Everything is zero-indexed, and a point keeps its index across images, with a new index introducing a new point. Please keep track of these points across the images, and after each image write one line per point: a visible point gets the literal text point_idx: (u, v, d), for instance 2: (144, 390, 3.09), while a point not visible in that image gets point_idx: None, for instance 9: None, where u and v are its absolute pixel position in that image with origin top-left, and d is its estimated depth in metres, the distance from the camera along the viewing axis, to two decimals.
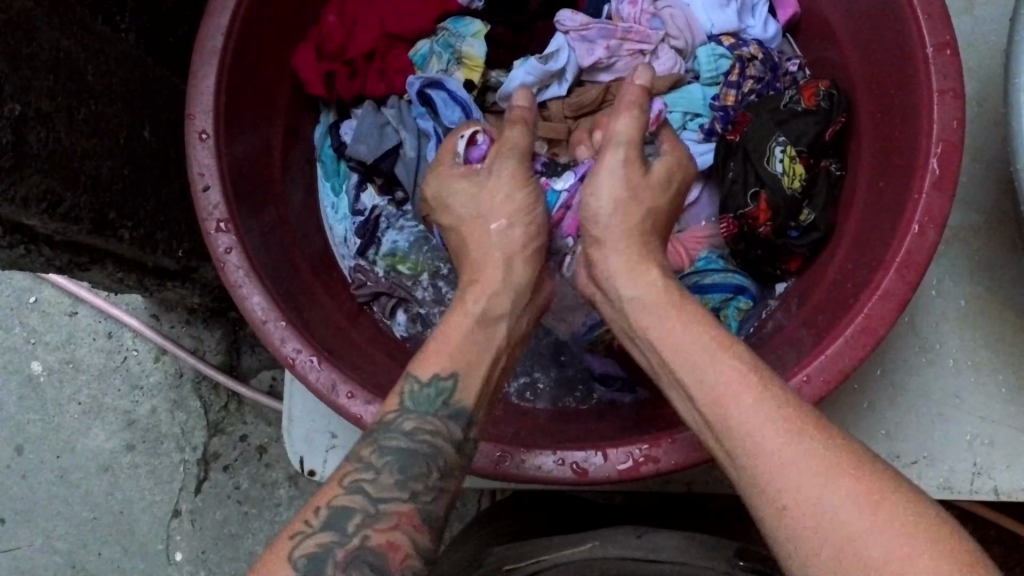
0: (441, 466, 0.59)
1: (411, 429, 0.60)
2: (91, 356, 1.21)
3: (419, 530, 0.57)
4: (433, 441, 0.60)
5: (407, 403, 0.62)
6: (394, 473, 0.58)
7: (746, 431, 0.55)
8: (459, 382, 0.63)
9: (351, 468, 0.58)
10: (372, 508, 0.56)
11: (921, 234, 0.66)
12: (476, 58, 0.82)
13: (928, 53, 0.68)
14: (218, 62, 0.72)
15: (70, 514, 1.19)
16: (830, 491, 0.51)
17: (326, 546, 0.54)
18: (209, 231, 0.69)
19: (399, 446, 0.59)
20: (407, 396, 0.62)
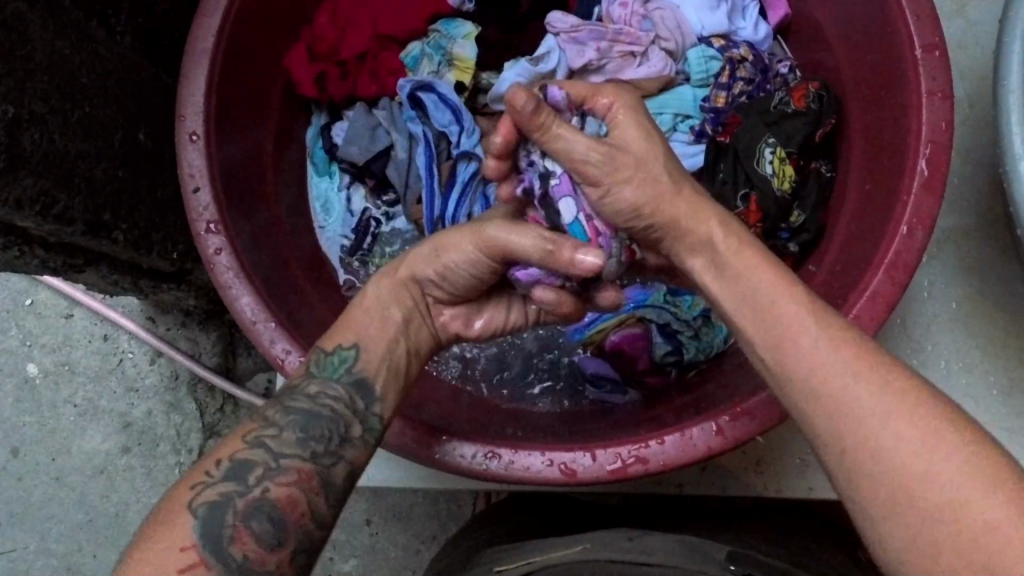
0: (341, 432, 0.60)
1: (314, 394, 0.61)
2: (87, 359, 1.21)
3: (315, 493, 0.57)
4: (335, 408, 0.61)
5: (312, 370, 0.63)
6: (296, 433, 0.59)
7: (808, 373, 0.54)
8: (360, 352, 0.63)
9: (254, 426, 0.59)
10: (239, 464, 0.56)
11: (909, 235, 0.66)
12: (467, 59, 0.83)
13: (916, 55, 0.68)
14: (208, 63, 0.72)
15: (65, 516, 1.19)
16: (888, 437, 0.51)
17: (226, 495, 0.55)
18: (199, 232, 0.70)
19: (303, 407, 0.60)
20: (312, 363, 0.63)
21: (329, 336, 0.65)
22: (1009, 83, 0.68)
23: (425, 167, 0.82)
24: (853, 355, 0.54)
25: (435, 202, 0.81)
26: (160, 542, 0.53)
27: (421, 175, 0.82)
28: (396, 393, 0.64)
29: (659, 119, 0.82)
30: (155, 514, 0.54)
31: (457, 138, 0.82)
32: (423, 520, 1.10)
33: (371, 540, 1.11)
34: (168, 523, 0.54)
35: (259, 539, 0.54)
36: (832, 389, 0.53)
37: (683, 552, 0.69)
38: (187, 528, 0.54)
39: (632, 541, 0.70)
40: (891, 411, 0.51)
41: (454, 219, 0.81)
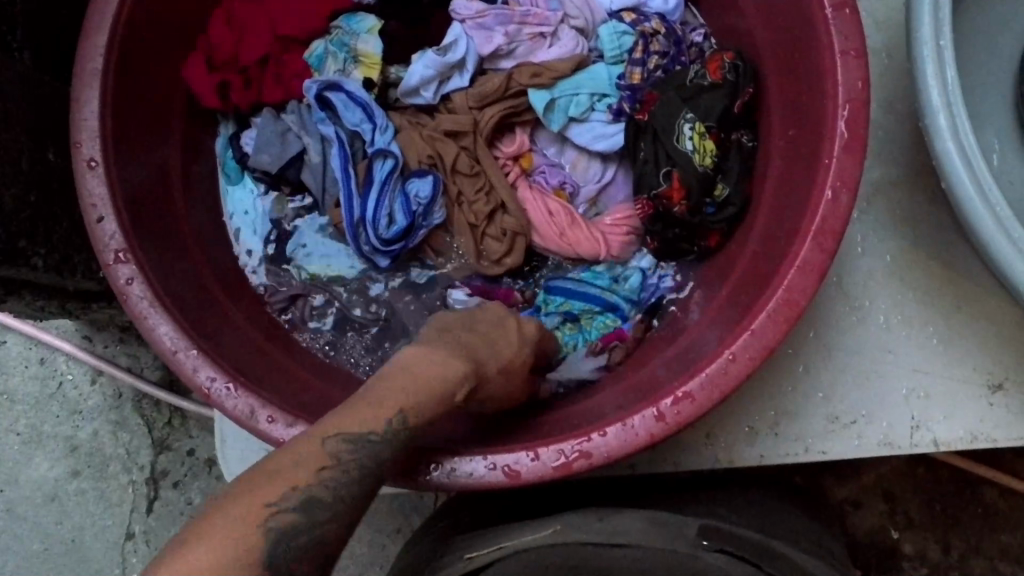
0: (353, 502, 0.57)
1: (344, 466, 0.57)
2: (26, 385, 1.17)
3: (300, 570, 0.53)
4: (368, 481, 0.58)
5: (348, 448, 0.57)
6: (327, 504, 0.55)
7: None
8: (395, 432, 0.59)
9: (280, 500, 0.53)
10: (346, 481, 0.56)
11: (834, 200, 0.65)
12: (372, 55, 0.80)
13: (827, 15, 0.66)
14: (100, 84, 0.68)
15: (20, 548, 1.16)
16: None
17: (298, 526, 0.53)
18: (108, 263, 0.67)
19: (355, 464, 0.57)
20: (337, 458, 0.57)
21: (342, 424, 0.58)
22: (922, 35, 0.67)
23: (341, 168, 0.79)
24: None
25: (354, 204, 0.79)
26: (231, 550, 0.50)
27: (338, 177, 0.80)
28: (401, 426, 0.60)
29: (576, 100, 0.80)
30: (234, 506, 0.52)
31: (371, 136, 0.80)
32: (385, 516, 1.08)
33: None
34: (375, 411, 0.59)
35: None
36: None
37: (652, 530, 0.71)
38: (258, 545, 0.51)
39: (602, 520, 0.71)
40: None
41: (374, 220, 0.78)
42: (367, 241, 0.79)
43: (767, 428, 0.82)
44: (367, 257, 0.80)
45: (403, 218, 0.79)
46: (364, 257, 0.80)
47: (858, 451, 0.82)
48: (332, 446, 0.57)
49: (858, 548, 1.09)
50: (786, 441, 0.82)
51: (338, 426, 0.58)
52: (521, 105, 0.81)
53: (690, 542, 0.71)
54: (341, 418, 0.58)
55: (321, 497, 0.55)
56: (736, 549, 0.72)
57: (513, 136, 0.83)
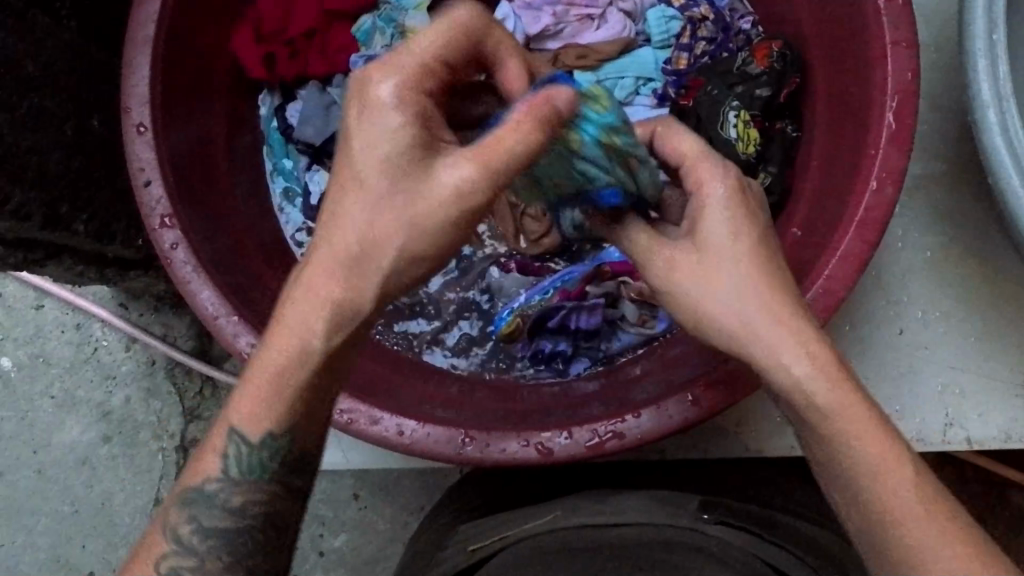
0: (279, 523, 0.59)
1: (235, 504, 0.58)
2: (60, 349, 1.18)
3: None
4: (260, 518, 0.59)
5: (230, 469, 0.57)
6: (219, 558, 0.58)
7: (847, 450, 0.54)
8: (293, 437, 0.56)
9: (165, 552, 0.58)
10: (218, 544, 0.58)
11: (879, 191, 0.64)
12: (420, 30, 0.82)
13: (878, 5, 0.66)
14: (151, 50, 0.69)
15: (50, 509, 1.18)
16: (859, 457, 0.53)
17: None
18: (153, 227, 0.67)
19: (223, 527, 0.58)
20: (230, 460, 0.57)
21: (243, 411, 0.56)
22: (975, 28, 0.67)
23: None
24: (761, 289, 0.57)
25: None
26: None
27: None
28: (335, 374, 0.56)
29: (621, 83, 0.80)
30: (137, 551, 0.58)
31: None
32: (411, 493, 1.09)
33: (359, 514, 1.10)
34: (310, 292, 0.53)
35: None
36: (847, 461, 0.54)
37: (653, 509, 0.68)
38: None
39: (603, 504, 0.69)
40: (870, 435, 0.54)
41: None
42: None
43: None
44: None
45: None
46: None
47: None
48: (246, 433, 0.56)
49: None
50: None
51: (267, 385, 0.55)
52: None
53: (690, 518, 0.67)
54: (270, 358, 0.54)
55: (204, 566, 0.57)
56: (738, 522, 0.67)
57: None
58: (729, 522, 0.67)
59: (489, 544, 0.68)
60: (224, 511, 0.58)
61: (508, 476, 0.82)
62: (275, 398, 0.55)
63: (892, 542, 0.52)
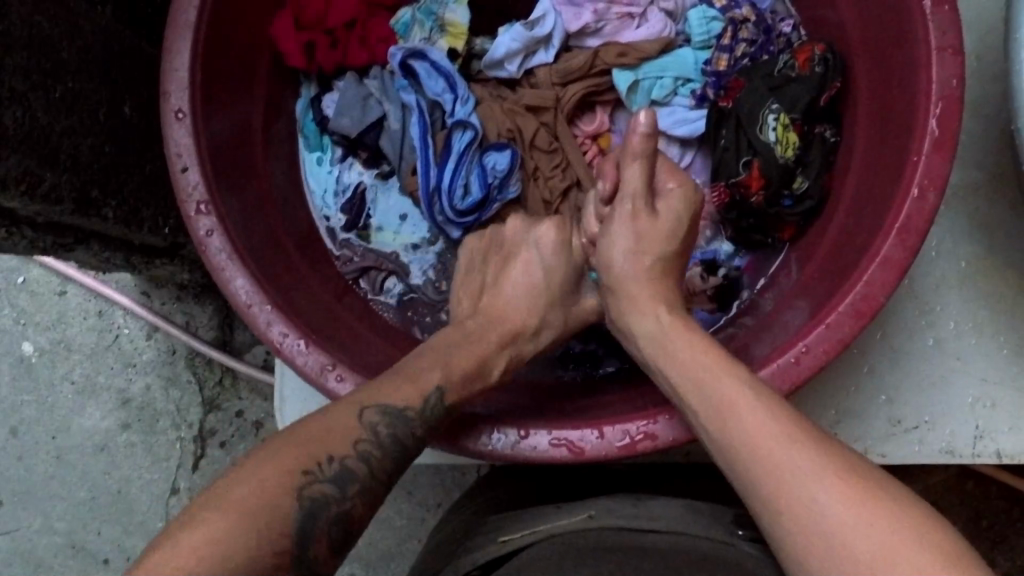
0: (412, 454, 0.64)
1: (397, 411, 0.63)
2: (82, 336, 1.18)
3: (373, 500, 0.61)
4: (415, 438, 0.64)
5: (428, 412, 0.64)
6: (387, 452, 0.62)
7: (750, 438, 0.59)
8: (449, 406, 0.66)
9: (360, 435, 0.61)
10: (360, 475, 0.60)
11: (921, 197, 0.64)
12: (459, 24, 0.82)
13: (925, 9, 0.65)
14: (192, 36, 0.69)
15: (68, 494, 1.18)
16: (795, 455, 0.57)
17: (326, 498, 0.58)
18: (189, 214, 0.67)
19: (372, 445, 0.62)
20: (429, 405, 0.64)
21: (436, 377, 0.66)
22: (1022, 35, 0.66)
23: (419, 137, 0.80)
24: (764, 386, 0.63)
25: (431, 173, 0.80)
26: (257, 520, 0.55)
27: (415, 145, 0.80)
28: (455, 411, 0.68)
29: (660, 83, 0.81)
30: (310, 434, 0.60)
31: (451, 106, 0.80)
32: (427, 488, 1.09)
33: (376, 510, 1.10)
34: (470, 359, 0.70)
35: (332, 544, 0.58)
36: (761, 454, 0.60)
37: (688, 518, 0.66)
38: (288, 513, 0.57)
39: (637, 508, 0.67)
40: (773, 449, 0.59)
41: (450, 190, 0.79)
42: (441, 210, 0.81)
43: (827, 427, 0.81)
44: (440, 226, 0.82)
45: (478, 189, 0.80)
46: (437, 226, 0.82)
47: (917, 456, 0.81)
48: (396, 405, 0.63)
49: None
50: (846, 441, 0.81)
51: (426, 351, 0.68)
52: (603, 84, 0.82)
53: (725, 532, 0.66)
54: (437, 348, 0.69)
55: (378, 457, 0.62)
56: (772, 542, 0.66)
57: (593, 115, 0.84)
58: (763, 542, 0.66)
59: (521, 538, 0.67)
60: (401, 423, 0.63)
61: (533, 477, 0.81)
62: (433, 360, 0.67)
63: (792, 502, 0.56)
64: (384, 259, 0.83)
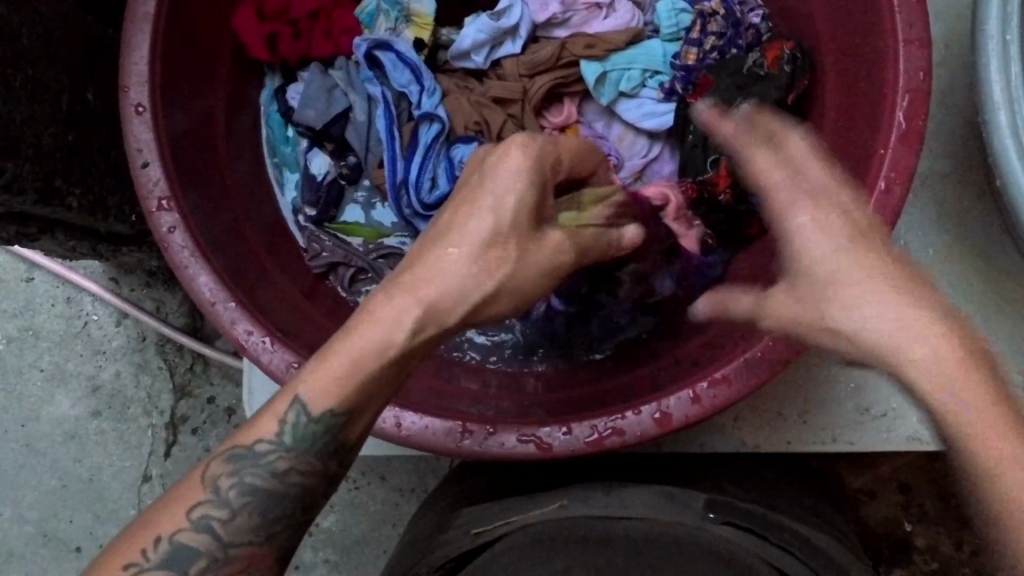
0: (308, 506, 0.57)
1: (282, 470, 0.56)
2: (50, 323, 1.16)
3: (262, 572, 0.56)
4: (306, 483, 0.57)
5: (284, 437, 0.56)
6: (252, 517, 0.55)
7: None
8: (349, 420, 0.56)
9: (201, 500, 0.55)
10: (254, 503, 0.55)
11: (887, 191, 0.64)
12: (425, 15, 0.82)
13: (891, 2, 0.65)
14: (151, 29, 0.68)
15: (38, 483, 1.17)
16: None
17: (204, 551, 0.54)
18: (151, 210, 0.66)
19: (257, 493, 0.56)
20: (286, 428, 0.55)
21: (314, 390, 0.55)
22: (988, 28, 0.66)
23: (385, 130, 0.80)
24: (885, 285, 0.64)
25: (399, 166, 0.79)
26: None
27: (382, 137, 0.80)
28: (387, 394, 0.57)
29: (628, 75, 0.81)
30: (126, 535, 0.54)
31: (418, 98, 0.80)
32: (401, 473, 1.09)
33: (350, 495, 1.09)
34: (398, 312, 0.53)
35: None
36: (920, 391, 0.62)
37: (659, 504, 0.67)
38: None
39: (610, 496, 0.68)
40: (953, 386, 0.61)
41: (417, 183, 0.79)
42: (408, 203, 0.80)
43: (795, 415, 0.82)
44: (407, 220, 0.81)
45: (446, 181, 0.80)
46: (405, 220, 0.81)
47: (885, 443, 0.82)
48: (309, 404, 0.55)
49: (869, 537, 1.08)
50: (814, 429, 0.82)
51: (332, 363, 0.54)
52: (571, 76, 0.82)
53: (696, 515, 0.66)
54: (348, 353, 0.54)
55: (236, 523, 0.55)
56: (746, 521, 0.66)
57: (561, 106, 0.84)
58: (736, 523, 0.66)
59: (496, 528, 0.68)
60: (266, 474, 0.56)
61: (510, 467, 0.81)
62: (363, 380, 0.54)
63: None
64: (353, 256, 0.81)
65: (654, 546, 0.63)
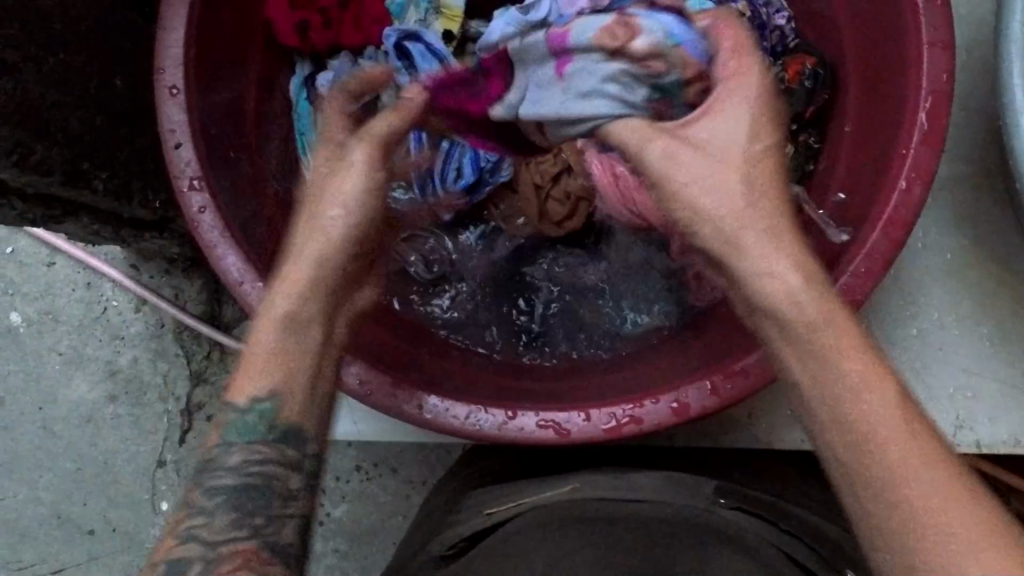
0: (281, 491, 0.62)
1: (238, 464, 0.62)
2: (71, 308, 1.18)
3: (267, 563, 0.59)
4: (265, 469, 0.62)
5: (230, 432, 0.62)
6: (228, 513, 0.60)
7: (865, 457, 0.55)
8: (279, 403, 0.62)
9: (183, 516, 0.60)
10: (228, 501, 0.60)
11: (908, 190, 0.64)
12: (454, 8, 0.85)
13: (916, 3, 0.65)
14: (186, 12, 0.69)
15: (53, 465, 1.18)
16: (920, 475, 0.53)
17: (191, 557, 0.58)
18: (182, 189, 0.68)
19: (225, 485, 0.61)
20: (230, 425, 0.62)
21: (235, 386, 0.63)
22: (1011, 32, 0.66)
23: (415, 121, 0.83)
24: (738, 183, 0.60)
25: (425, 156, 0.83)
26: None
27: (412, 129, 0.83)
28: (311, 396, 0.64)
29: None
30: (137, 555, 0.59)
31: None
32: (413, 465, 1.09)
33: (362, 485, 1.10)
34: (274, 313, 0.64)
35: None
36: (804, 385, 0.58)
37: (671, 489, 0.68)
38: None
39: (619, 479, 0.68)
40: (826, 372, 0.57)
41: None
42: None
43: None
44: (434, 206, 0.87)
45: (471, 173, 0.86)
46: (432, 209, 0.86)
47: None
48: (236, 398, 0.63)
49: None
50: None
51: (250, 358, 0.63)
52: None
53: (706, 499, 0.67)
54: (252, 361, 0.63)
55: (214, 525, 0.59)
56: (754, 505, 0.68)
57: None
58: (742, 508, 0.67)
59: (507, 508, 0.68)
60: (232, 472, 0.61)
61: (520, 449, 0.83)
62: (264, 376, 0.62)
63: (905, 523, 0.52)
64: (378, 239, 0.83)
65: None
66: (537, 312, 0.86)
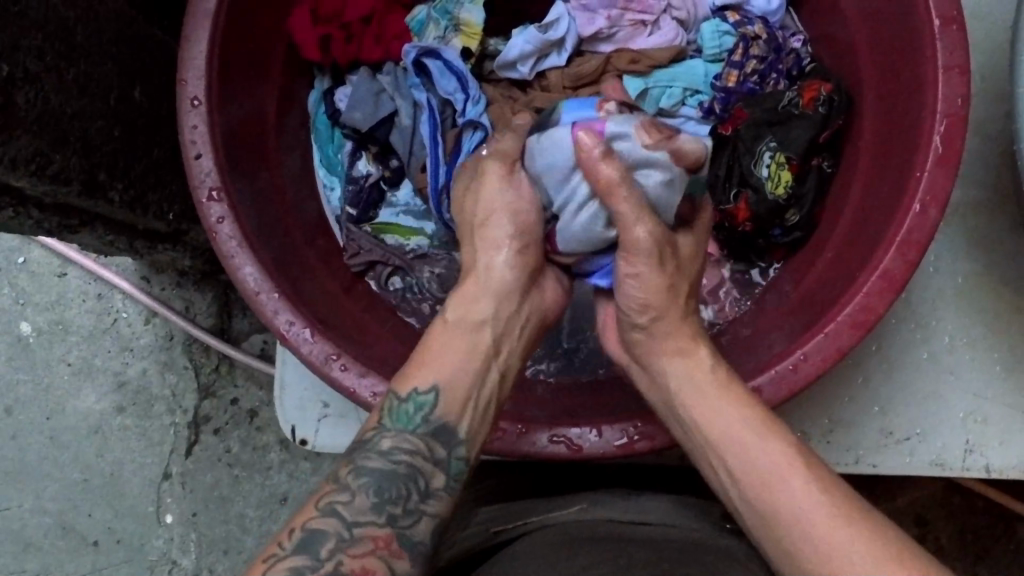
0: (422, 487, 0.59)
1: (387, 448, 0.60)
2: (81, 318, 1.18)
3: (397, 556, 0.56)
4: (411, 461, 0.59)
5: (386, 420, 0.61)
6: (369, 497, 0.57)
7: (761, 479, 0.58)
8: (439, 397, 0.62)
9: (329, 491, 0.58)
10: (372, 483, 0.58)
11: (922, 212, 0.65)
12: (474, 24, 0.85)
13: (934, 27, 0.66)
14: (210, 25, 0.70)
15: (59, 475, 1.18)
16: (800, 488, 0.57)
17: (330, 534, 0.55)
18: (201, 200, 0.68)
19: (376, 467, 0.59)
20: (386, 413, 0.62)
21: (404, 379, 0.63)
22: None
23: (430, 136, 0.82)
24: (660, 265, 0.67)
25: (440, 172, 0.82)
26: None
27: (426, 143, 0.83)
28: (477, 427, 0.63)
29: (669, 92, 0.84)
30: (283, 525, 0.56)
31: (462, 105, 0.83)
32: None
33: None
34: (453, 333, 0.66)
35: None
36: (705, 440, 0.62)
37: (677, 513, 0.68)
38: None
39: (629, 504, 0.69)
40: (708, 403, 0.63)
41: None
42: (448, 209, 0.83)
43: (820, 436, 0.82)
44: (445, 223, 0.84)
45: None
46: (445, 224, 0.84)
47: (908, 468, 0.81)
48: (409, 389, 0.63)
49: None
50: (837, 449, 0.82)
51: (439, 345, 0.65)
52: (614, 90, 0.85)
53: (714, 525, 0.67)
54: (436, 350, 0.65)
55: (357, 504, 0.57)
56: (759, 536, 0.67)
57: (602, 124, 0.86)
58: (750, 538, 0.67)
59: (514, 528, 0.68)
60: (389, 458, 0.59)
61: (529, 468, 0.82)
62: (448, 354, 0.64)
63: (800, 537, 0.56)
64: (390, 255, 0.84)
65: (670, 545, 0.63)
66: (561, 332, 0.86)
